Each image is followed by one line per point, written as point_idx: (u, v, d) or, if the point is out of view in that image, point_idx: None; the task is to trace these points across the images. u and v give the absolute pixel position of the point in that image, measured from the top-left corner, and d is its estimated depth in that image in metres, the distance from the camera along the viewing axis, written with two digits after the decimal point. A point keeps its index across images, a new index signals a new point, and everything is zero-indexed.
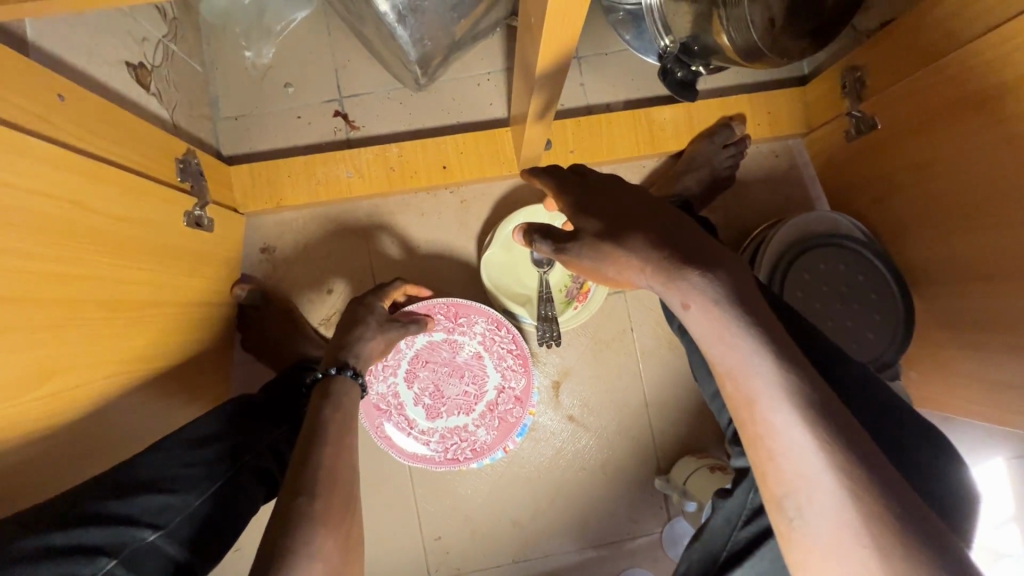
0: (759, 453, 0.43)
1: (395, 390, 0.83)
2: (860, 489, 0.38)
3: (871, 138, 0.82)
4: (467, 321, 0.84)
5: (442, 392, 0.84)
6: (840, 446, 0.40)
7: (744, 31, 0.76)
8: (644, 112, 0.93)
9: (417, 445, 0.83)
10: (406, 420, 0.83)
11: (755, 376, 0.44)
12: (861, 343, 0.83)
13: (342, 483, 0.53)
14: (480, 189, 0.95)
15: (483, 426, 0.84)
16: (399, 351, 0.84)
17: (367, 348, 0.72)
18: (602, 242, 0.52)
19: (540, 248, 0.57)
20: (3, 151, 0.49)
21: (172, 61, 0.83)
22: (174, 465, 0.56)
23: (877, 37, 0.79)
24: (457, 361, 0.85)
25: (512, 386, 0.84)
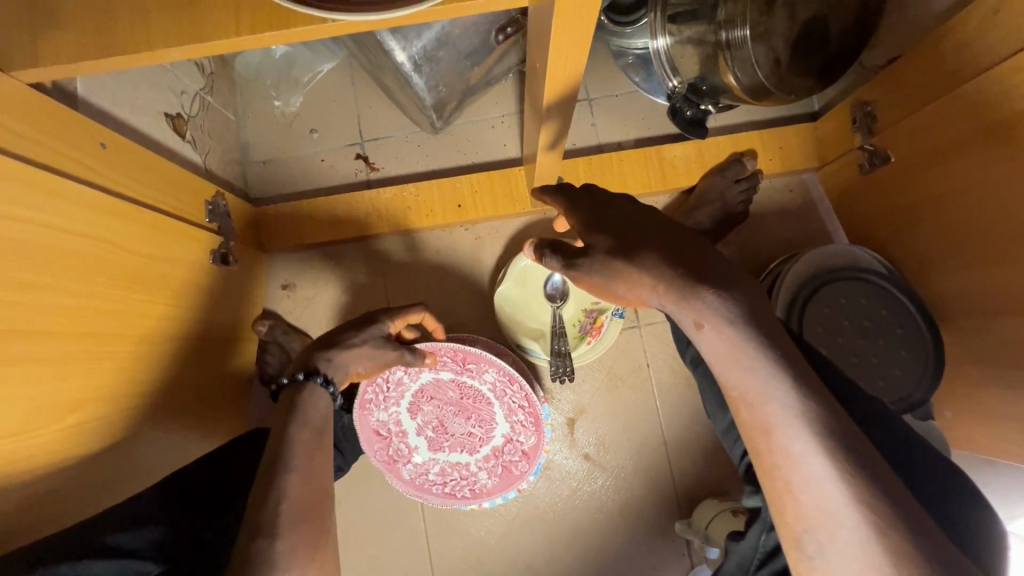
0: (775, 485, 0.41)
1: (396, 419, 0.81)
2: (885, 525, 0.36)
3: (885, 171, 0.82)
4: (477, 367, 0.81)
5: (444, 428, 0.83)
6: (858, 474, 0.38)
7: (749, 70, 0.78)
8: (655, 150, 0.95)
9: (417, 475, 0.83)
10: (408, 447, 0.82)
11: (771, 400, 0.42)
12: (889, 380, 0.80)
13: (315, 514, 0.51)
14: (494, 226, 0.97)
15: (485, 470, 0.83)
16: (402, 383, 0.81)
17: (349, 359, 0.69)
18: (614, 256, 0.52)
19: (549, 261, 0.58)
20: (44, 196, 0.53)
21: (208, 111, 0.89)
22: (178, 501, 0.57)
23: (886, 72, 0.79)
24: (463, 400, 0.83)
25: (522, 441, 0.82)
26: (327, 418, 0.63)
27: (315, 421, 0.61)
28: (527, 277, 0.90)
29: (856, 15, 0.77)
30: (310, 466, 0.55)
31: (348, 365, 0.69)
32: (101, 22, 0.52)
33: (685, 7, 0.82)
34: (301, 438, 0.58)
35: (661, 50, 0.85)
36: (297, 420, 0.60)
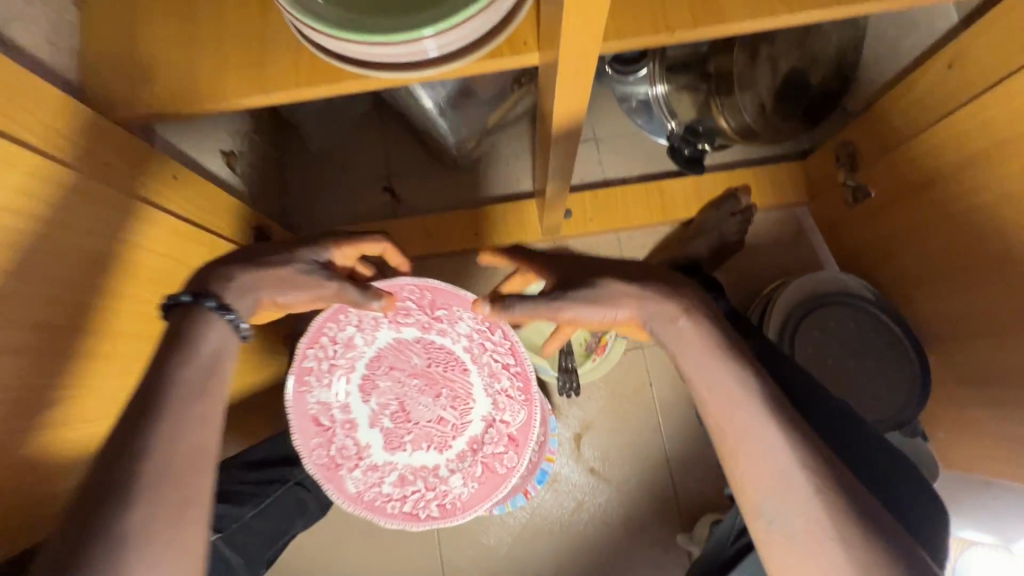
0: (734, 455, 0.47)
1: (342, 402, 0.68)
2: (824, 488, 0.44)
3: (867, 205, 0.89)
4: (449, 313, 0.67)
5: (405, 415, 0.69)
6: (799, 442, 0.46)
7: (738, 116, 0.88)
8: (656, 185, 1.04)
9: (366, 485, 0.67)
10: (356, 446, 0.67)
11: (732, 386, 0.49)
12: (877, 400, 0.84)
13: (185, 485, 0.44)
14: (507, 253, 1.05)
15: (459, 474, 0.68)
16: (354, 348, 0.68)
17: (269, 286, 0.55)
18: (581, 284, 0.53)
19: (518, 312, 0.53)
20: (128, 218, 0.62)
21: (255, 148, 1.01)
22: (232, 482, 0.66)
23: (864, 117, 0.87)
24: (430, 372, 0.69)
25: (506, 421, 0.68)
26: (225, 358, 0.51)
27: (211, 356, 0.50)
28: None
29: (834, 67, 0.86)
30: (195, 417, 0.46)
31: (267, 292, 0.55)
32: (183, 76, 0.62)
33: (680, 58, 0.91)
34: (186, 379, 0.48)
35: (659, 95, 0.95)
36: (182, 356, 0.48)
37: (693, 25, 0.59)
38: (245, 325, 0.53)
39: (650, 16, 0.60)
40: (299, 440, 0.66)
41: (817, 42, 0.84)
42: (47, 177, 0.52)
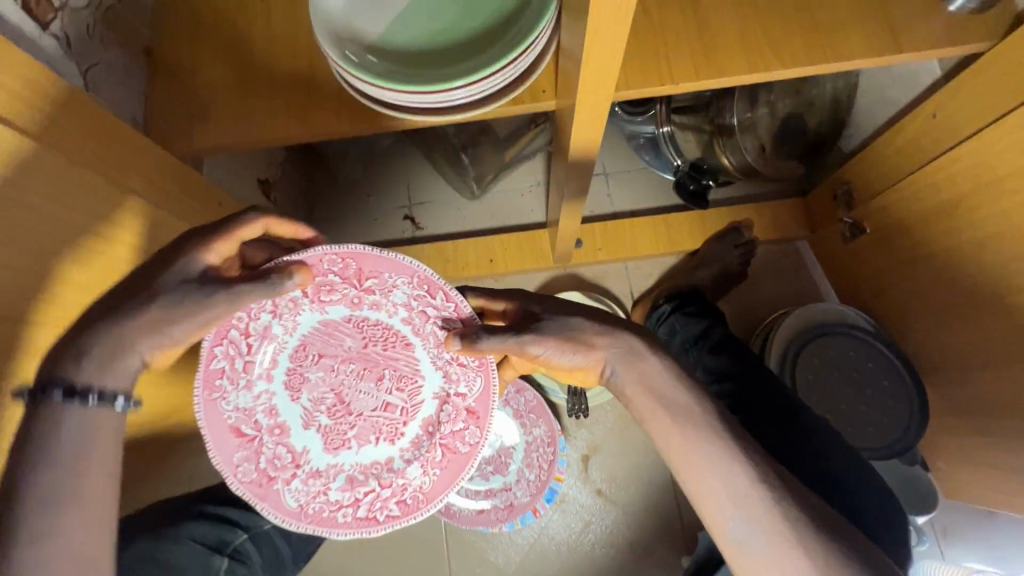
0: (695, 488, 0.52)
1: (266, 404, 0.56)
2: (780, 503, 0.50)
3: (863, 241, 0.94)
4: (382, 281, 0.57)
5: (344, 406, 0.58)
6: (751, 465, 0.52)
7: (740, 155, 0.93)
8: (663, 219, 1.10)
9: (308, 496, 0.56)
10: (290, 453, 0.56)
11: (685, 419, 0.54)
12: (877, 428, 0.87)
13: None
14: (520, 280, 1.10)
15: (417, 462, 0.58)
16: (272, 335, 0.56)
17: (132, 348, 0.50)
18: (553, 329, 0.58)
19: (494, 343, 0.55)
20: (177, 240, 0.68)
21: (287, 176, 1.09)
22: None
23: (858, 158, 0.93)
24: (370, 356, 0.58)
25: (460, 392, 0.58)
26: (109, 441, 0.49)
27: (80, 447, 0.47)
28: None
29: (829, 114, 0.93)
30: (70, 516, 0.46)
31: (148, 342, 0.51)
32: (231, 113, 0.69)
33: (685, 102, 0.98)
34: (48, 481, 0.45)
35: (665, 134, 1.01)
36: (43, 456, 0.46)
37: (694, 78, 0.66)
38: (120, 396, 0.50)
39: (655, 69, 0.66)
40: (215, 454, 0.54)
41: (812, 89, 0.90)
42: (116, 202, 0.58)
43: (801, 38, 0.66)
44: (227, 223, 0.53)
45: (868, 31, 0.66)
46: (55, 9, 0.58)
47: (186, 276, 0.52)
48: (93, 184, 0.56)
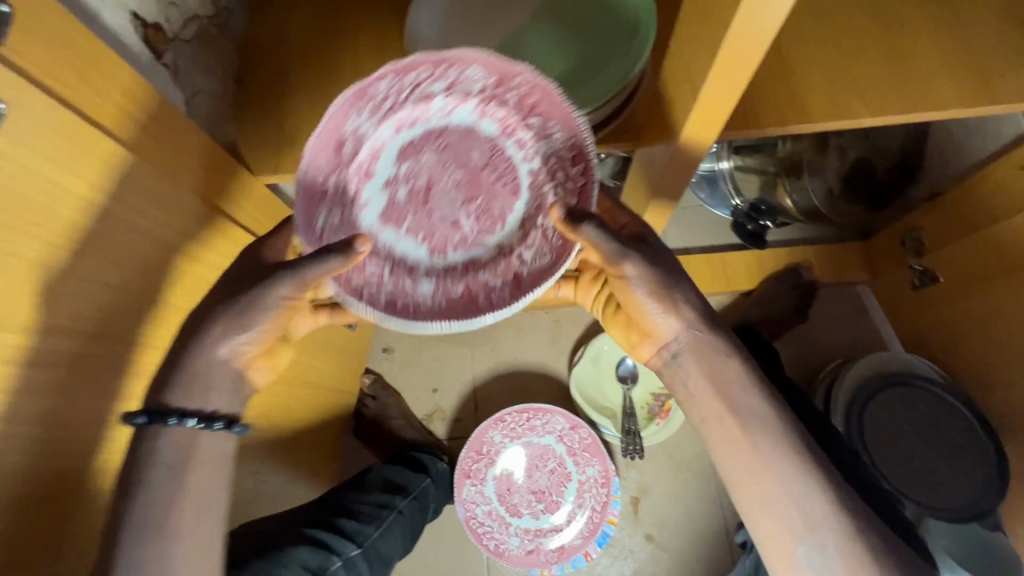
0: (760, 505, 0.51)
1: (376, 146, 0.51)
2: (850, 526, 0.48)
3: (934, 289, 0.92)
4: (542, 123, 0.51)
5: (422, 198, 0.51)
6: (827, 490, 0.50)
7: (805, 196, 0.92)
8: (719, 256, 1.09)
9: (338, 232, 0.51)
10: (356, 193, 0.51)
11: (752, 433, 0.52)
12: (951, 488, 0.83)
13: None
14: (572, 312, 1.09)
15: (437, 282, 0.51)
16: (419, 112, 0.51)
17: (221, 380, 0.51)
18: (658, 267, 0.54)
19: (596, 237, 0.48)
20: None
21: None
22: (362, 502, 0.76)
23: (929, 207, 0.92)
24: (479, 167, 0.52)
25: (523, 258, 0.51)
26: (219, 468, 0.50)
27: (188, 485, 0.48)
28: (603, 356, 1.01)
29: (899, 160, 0.92)
30: (175, 555, 0.47)
31: (232, 356, 0.51)
32: None
33: (750, 141, 0.98)
34: (150, 510, 0.46)
35: (725, 170, 1.01)
36: (147, 481, 0.47)
37: (782, 120, 0.65)
38: (232, 420, 0.51)
39: (741, 112, 0.66)
40: (312, 148, 0.49)
41: (882, 136, 0.91)
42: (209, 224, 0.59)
43: (890, 88, 0.66)
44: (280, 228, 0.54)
45: (961, 83, 0.65)
46: (167, 40, 0.61)
47: (230, 285, 0.51)
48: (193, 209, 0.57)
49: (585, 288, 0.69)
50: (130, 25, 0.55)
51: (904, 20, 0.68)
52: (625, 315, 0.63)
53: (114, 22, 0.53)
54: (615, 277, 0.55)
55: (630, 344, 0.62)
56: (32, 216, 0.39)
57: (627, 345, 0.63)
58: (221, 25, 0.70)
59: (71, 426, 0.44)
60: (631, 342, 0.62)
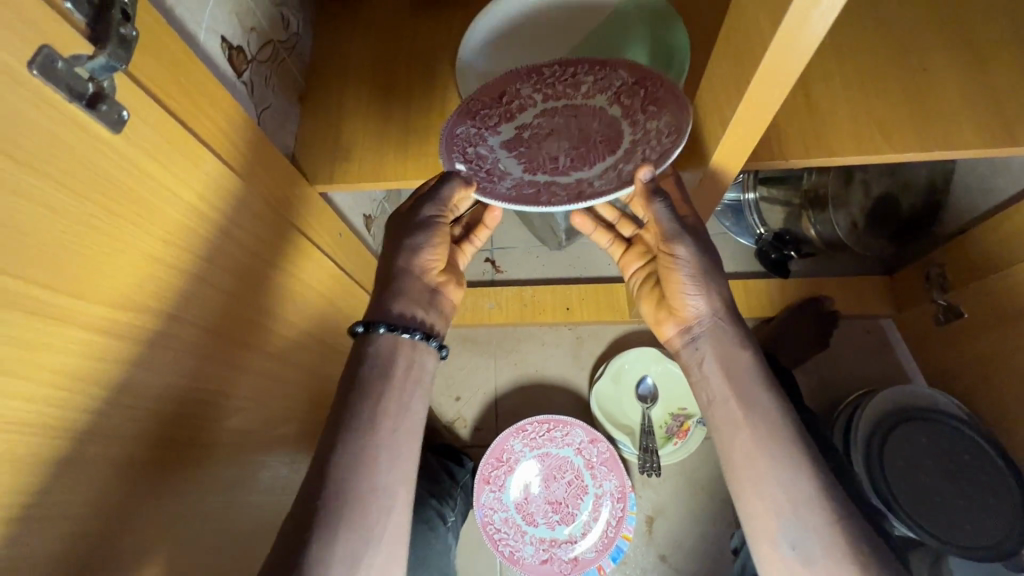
0: (751, 484, 0.55)
1: (523, 107, 0.61)
2: (831, 519, 0.52)
3: (959, 324, 0.93)
4: (656, 111, 0.57)
5: (540, 141, 0.60)
6: (815, 479, 0.54)
7: (830, 227, 0.96)
8: (742, 283, 1.11)
9: (466, 141, 0.59)
10: (497, 121, 0.60)
11: (751, 422, 0.57)
12: (976, 526, 0.82)
13: (373, 507, 0.51)
14: (594, 329, 1.12)
15: (516, 186, 0.58)
16: (568, 93, 0.60)
17: (421, 298, 0.61)
18: (707, 258, 0.61)
19: (663, 216, 0.56)
20: (309, 264, 0.75)
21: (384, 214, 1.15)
22: (449, 468, 0.89)
23: (952, 244, 0.93)
24: (593, 130, 0.59)
25: (593, 183, 0.56)
26: (420, 376, 0.58)
27: (394, 386, 0.56)
28: (623, 374, 1.04)
29: (923, 197, 0.94)
30: (382, 449, 0.53)
31: (423, 273, 0.62)
32: (370, 155, 0.77)
33: (775, 173, 1.00)
34: (370, 403, 0.55)
35: (751, 201, 1.02)
36: (366, 379, 0.55)
37: (806, 152, 0.68)
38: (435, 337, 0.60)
39: (766, 144, 0.69)
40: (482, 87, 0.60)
41: (908, 171, 0.93)
42: (272, 224, 0.65)
43: (914, 127, 0.69)
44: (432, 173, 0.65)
45: (983, 124, 0.68)
46: (247, 61, 0.68)
47: (399, 222, 0.61)
48: (262, 212, 0.63)
49: (630, 257, 0.73)
50: (219, 46, 0.62)
51: (928, 63, 0.72)
52: (659, 294, 0.68)
53: (207, 43, 0.60)
54: (664, 255, 0.62)
55: (654, 320, 0.68)
56: (149, 210, 0.45)
57: (651, 320, 0.69)
58: (290, 49, 0.78)
59: (173, 398, 0.48)
60: (657, 318, 0.68)
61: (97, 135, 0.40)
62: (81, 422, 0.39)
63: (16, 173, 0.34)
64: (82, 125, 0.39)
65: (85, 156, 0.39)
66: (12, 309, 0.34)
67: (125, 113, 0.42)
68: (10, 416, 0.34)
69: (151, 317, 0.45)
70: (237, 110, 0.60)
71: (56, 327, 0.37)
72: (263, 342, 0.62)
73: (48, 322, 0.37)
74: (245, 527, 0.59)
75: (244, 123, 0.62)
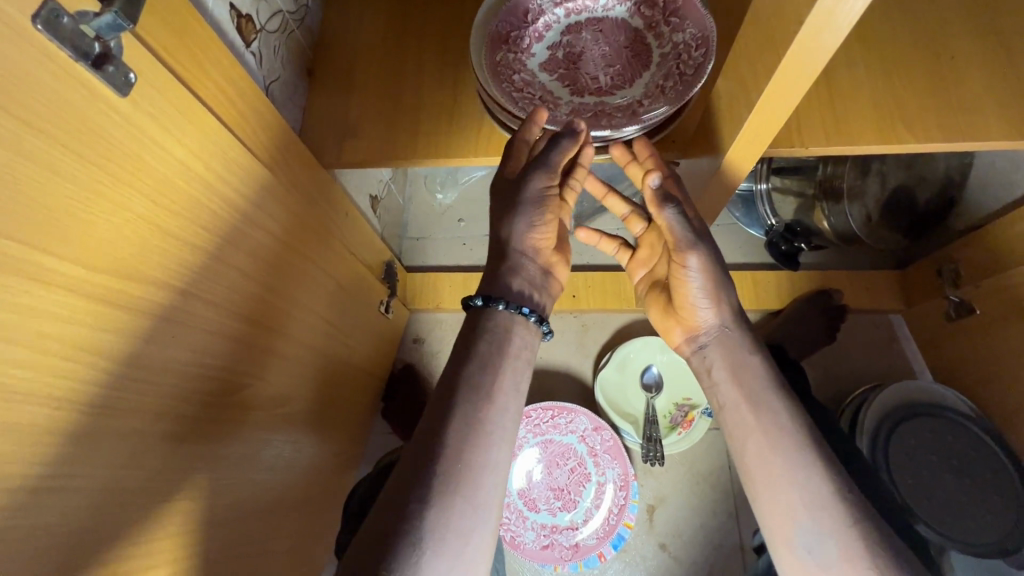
0: (765, 487, 0.54)
1: (549, 25, 0.65)
2: (870, 531, 0.49)
3: (971, 321, 0.91)
4: (678, 22, 0.62)
5: (576, 61, 0.65)
6: (831, 484, 0.52)
7: (844, 220, 0.94)
8: (750, 275, 1.09)
9: (509, 68, 0.64)
10: (529, 43, 0.65)
11: (778, 424, 0.56)
12: (981, 523, 0.82)
13: (480, 480, 0.49)
14: (599, 318, 1.12)
15: (572, 108, 0.63)
16: (586, 9, 0.65)
17: (533, 278, 0.62)
18: (715, 266, 0.62)
19: (672, 222, 0.58)
20: (319, 246, 0.73)
21: (390, 196, 1.13)
22: None
23: (966, 241, 0.92)
24: (622, 46, 0.64)
25: (641, 102, 0.61)
26: (530, 356, 0.59)
27: (507, 363, 0.56)
28: (628, 363, 1.03)
29: (939, 191, 0.93)
30: (496, 422, 0.53)
31: (534, 246, 0.62)
32: (381, 133, 0.75)
33: (788, 164, 0.99)
34: (489, 373, 0.55)
35: (763, 191, 0.98)
36: (483, 358, 0.55)
37: (826, 141, 0.67)
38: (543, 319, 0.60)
39: (785, 131, 0.68)
40: (508, 7, 0.64)
41: (924, 166, 0.92)
42: (283, 201, 0.63)
43: (938, 116, 0.67)
44: (528, 121, 0.59)
45: (1009, 115, 0.66)
46: (256, 30, 0.66)
47: (505, 189, 0.60)
48: (273, 187, 0.61)
49: (636, 262, 0.74)
50: (227, 12, 0.59)
51: (954, 52, 0.70)
52: (666, 299, 0.69)
53: (215, 10, 0.58)
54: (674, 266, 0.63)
55: (662, 327, 0.69)
56: (157, 179, 0.43)
57: (658, 328, 0.70)
58: (299, 22, 0.75)
59: (178, 374, 0.47)
60: (663, 325, 0.69)
61: (103, 97, 0.38)
62: (84, 395, 0.38)
63: (16, 133, 0.33)
64: (86, 85, 0.37)
65: (90, 118, 0.37)
66: (14, 275, 0.33)
67: (132, 76, 0.40)
68: (11, 385, 0.33)
69: (158, 290, 0.44)
70: (249, 81, 0.59)
71: (62, 295, 0.36)
72: (270, 320, 0.61)
73: (53, 291, 0.35)
74: (246, 506, 0.58)
75: (254, 95, 0.60)
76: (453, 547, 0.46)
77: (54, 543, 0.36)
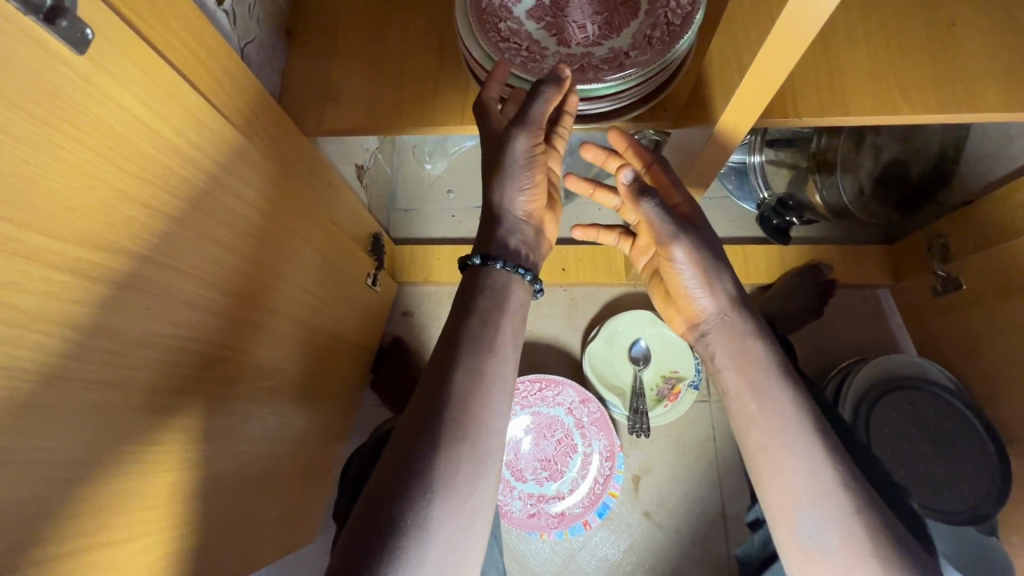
0: (771, 473, 0.55)
1: None
2: (868, 510, 0.50)
3: (957, 296, 0.92)
4: None
5: (563, 10, 0.63)
6: (833, 471, 0.52)
7: (836, 192, 0.91)
8: (741, 249, 1.09)
9: (495, 16, 0.61)
10: None
11: (782, 408, 0.56)
12: (954, 492, 0.84)
13: (485, 444, 0.49)
14: (589, 291, 1.11)
15: (558, 58, 0.61)
16: None
17: (526, 239, 0.61)
18: (706, 253, 0.61)
19: (652, 214, 0.56)
20: (302, 216, 0.71)
21: (377, 166, 1.10)
22: None
23: (958, 215, 0.91)
24: None
25: (629, 53, 0.59)
26: (524, 315, 0.58)
27: (506, 324, 0.55)
28: (616, 336, 1.03)
29: (932, 163, 0.92)
30: (499, 378, 0.52)
31: (525, 206, 0.60)
32: (363, 99, 0.72)
33: (782, 135, 0.97)
34: (489, 331, 0.54)
35: (757, 164, 0.97)
36: (484, 315, 0.54)
37: (819, 111, 0.65)
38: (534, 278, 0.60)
39: (779, 99, 0.66)
40: None
41: (918, 137, 0.91)
42: (262, 169, 0.61)
43: (936, 86, 0.65)
44: (494, 75, 0.58)
45: (1007, 85, 0.65)
46: None
47: (489, 149, 0.58)
48: (249, 154, 0.59)
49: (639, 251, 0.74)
50: None
51: (954, 18, 0.68)
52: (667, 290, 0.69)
53: None
54: (664, 257, 0.63)
55: (668, 316, 0.71)
56: (119, 141, 0.41)
57: (665, 317, 0.72)
58: None
59: (152, 346, 0.46)
60: (669, 315, 0.70)
61: (55, 53, 0.36)
62: (50, 367, 0.37)
63: None
64: (36, 39, 0.35)
65: (42, 75, 0.35)
66: None
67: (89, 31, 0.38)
68: None
69: (125, 260, 0.42)
70: (220, 41, 0.56)
71: (21, 264, 0.35)
72: (250, 291, 0.60)
73: (7, 258, 0.34)
74: (231, 477, 0.58)
75: (226, 55, 0.57)
76: (462, 493, 0.46)
77: (24, 515, 0.35)
